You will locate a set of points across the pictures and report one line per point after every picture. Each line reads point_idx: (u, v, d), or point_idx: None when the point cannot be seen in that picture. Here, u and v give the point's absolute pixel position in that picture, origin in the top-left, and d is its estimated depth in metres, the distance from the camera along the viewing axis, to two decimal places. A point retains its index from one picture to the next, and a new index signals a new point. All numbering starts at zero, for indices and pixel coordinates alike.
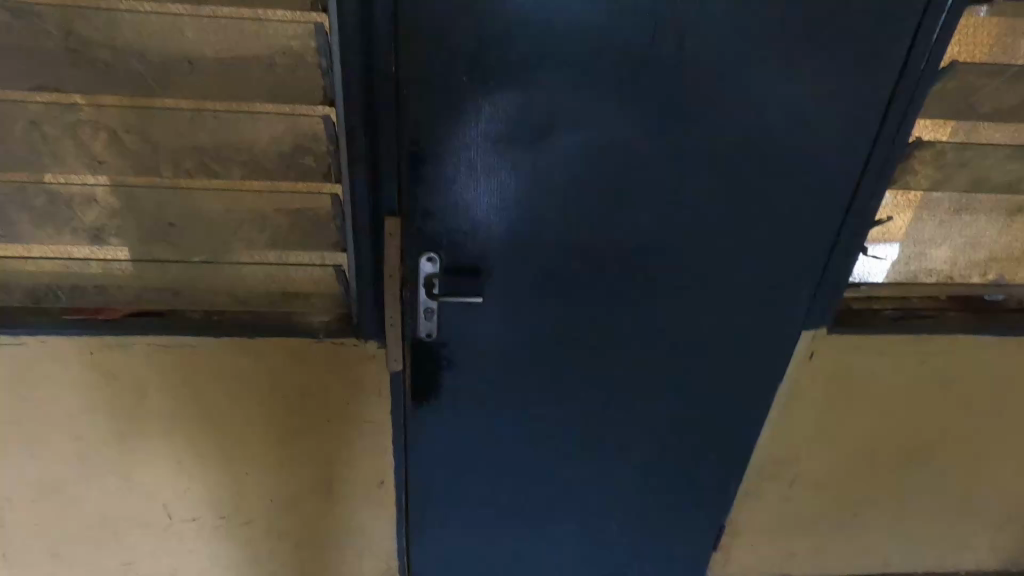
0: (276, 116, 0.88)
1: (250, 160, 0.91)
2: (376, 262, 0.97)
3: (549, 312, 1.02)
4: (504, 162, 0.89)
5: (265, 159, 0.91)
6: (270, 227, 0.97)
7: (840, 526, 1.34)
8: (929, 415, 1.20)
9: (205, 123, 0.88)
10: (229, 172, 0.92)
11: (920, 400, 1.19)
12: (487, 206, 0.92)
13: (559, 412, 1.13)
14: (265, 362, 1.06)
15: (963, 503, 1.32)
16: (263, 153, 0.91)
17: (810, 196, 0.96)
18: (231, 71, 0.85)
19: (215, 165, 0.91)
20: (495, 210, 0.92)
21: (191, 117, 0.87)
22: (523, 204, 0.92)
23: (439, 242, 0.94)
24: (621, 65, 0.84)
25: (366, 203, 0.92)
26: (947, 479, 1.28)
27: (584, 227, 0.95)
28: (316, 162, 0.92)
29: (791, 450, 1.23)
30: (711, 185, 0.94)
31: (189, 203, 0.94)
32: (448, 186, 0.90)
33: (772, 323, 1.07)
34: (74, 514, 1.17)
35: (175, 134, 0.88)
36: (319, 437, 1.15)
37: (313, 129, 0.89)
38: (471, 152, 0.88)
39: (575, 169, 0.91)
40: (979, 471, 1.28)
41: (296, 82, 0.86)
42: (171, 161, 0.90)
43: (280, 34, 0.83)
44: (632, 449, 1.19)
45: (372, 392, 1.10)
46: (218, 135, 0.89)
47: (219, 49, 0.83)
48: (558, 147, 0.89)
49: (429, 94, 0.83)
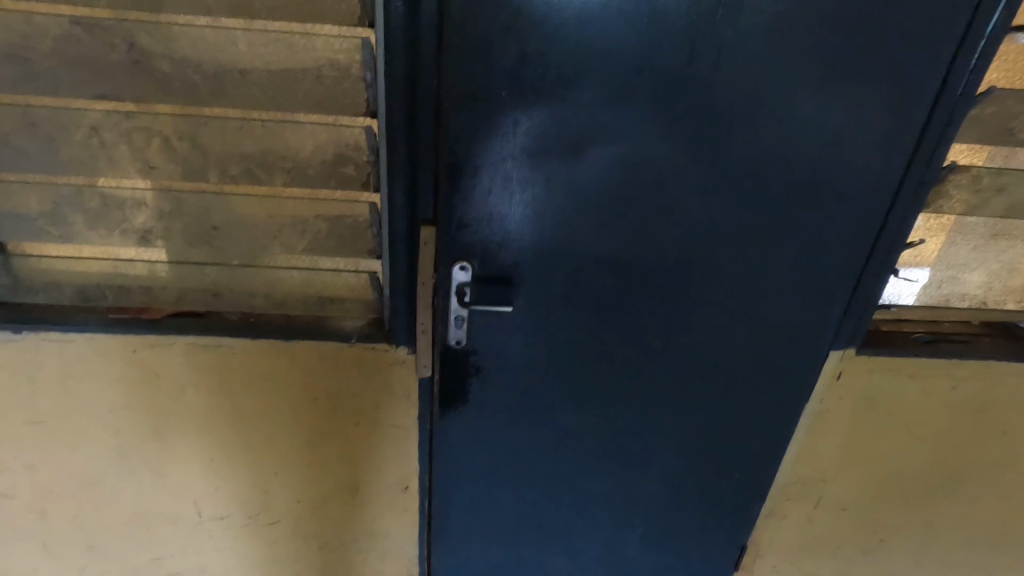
0: (320, 126, 0.91)
1: (293, 168, 0.94)
2: (411, 269, 1.00)
3: (578, 324, 1.04)
4: (538, 175, 0.91)
5: (308, 166, 0.94)
6: (310, 233, 1.00)
7: (867, 551, 1.32)
8: (960, 441, 1.19)
9: (253, 132, 0.92)
10: (273, 179, 0.95)
11: (951, 425, 1.17)
12: (521, 218, 0.93)
13: (584, 423, 1.14)
14: (299, 364, 1.09)
15: (996, 532, 1.29)
16: (306, 161, 0.94)
17: (844, 217, 0.96)
18: (280, 82, 0.88)
19: (260, 172, 0.94)
20: (528, 222, 0.94)
21: (240, 125, 0.91)
22: (555, 216, 0.94)
23: (474, 251, 0.96)
24: (659, 83, 0.86)
25: (404, 211, 0.95)
26: (978, 507, 1.26)
27: (616, 240, 0.97)
28: (356, 171, 0.94)
29: (817, 471, 1.22)
30: (744, 203, 0.95)
31: (232, 208, 0.98)
32: (484, 196, 0.92)
33: (803, 342, 1.07)
34: (109, 508, 1.20)
35: (224, 142, 0.92)
36: (348, 440, 1.17)
37: (356, 140, 0.92)
38: (507, 165, 0.90)
39: (608, 183, 0.92)
40: (1013, 500, 1.25)
41: (342, 94, 0.89)
42: (219, 167, 0.94)
43: (327, 48, 0.86)
44: (657, 464, 1.19)
45: (401, 397, 1.12)
46: (265, 143, 0.92)
47: (270, 61, 0.87)
48: (593, 161, 0.90)
49: (469, 107, 0.86)
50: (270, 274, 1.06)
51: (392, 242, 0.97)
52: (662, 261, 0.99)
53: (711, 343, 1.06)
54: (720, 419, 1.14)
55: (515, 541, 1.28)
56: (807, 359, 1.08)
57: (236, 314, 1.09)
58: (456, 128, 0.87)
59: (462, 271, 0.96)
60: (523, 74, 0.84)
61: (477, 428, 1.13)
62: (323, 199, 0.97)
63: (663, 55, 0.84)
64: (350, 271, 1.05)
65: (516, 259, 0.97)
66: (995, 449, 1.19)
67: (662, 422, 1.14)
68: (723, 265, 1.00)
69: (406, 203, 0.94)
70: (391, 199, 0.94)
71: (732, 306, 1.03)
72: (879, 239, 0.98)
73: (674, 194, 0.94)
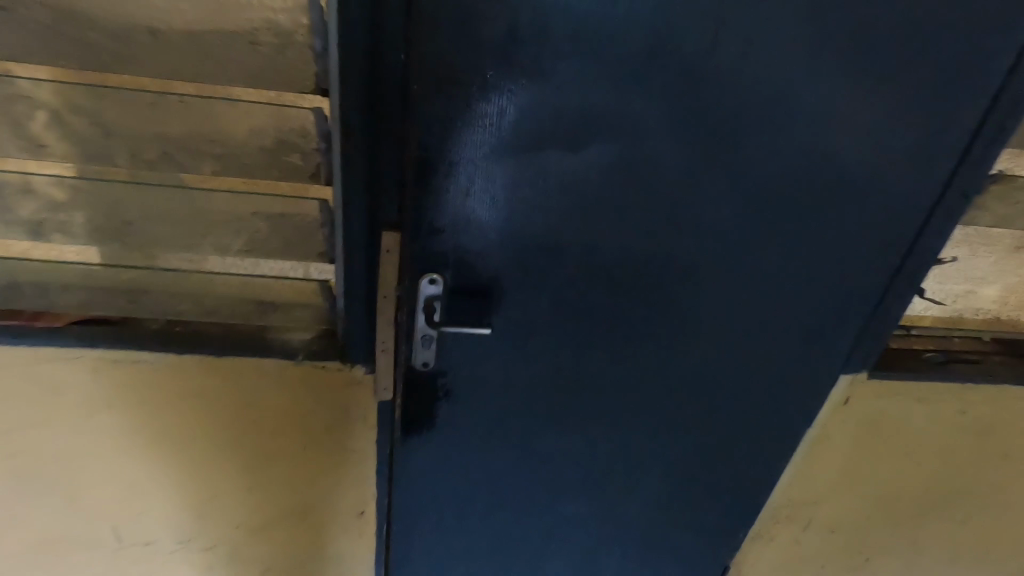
0: (258, 104, 0.74)
1: (224, 155, 0.76)
2: (370, 278, 0.84)
3: (565, 341, 0.91)
4: (526, 175, 0.76)
5: (244, 153, 0.76)
6: (247, 232, 0.82)
7: (851, 570, 1.25)
8: (959, 465, 1.12)
9: (172, 108, 0.73)
10: (200, 167, 0.76)
11: (952, 449, 1.10)
12: (503, 224, 0.79)
13: (565, 446, 1.02)
14: (236, 383, 0.93)
15: (982, 552, 1.24)
16: (243, 146, 0.75)
17: (869, 228, 0.84)
18: (205, 47, 0.69)
19: (183, 159, 0.76)
20: (512, 229, 0.79)
21: (155, 100, 0.73)
22: (543, 222, 0.80)
23: (446, 262, 0.80)
24: (673, 69, 0.71)
25: (363, 211, 0.78)
26: (968, 529, 1.20)
27: (612, 250, 0.83)
28: (303, 161, 0.77)
29: (809, 493, 1.14)
30: (760, 211, 0.82)
31: (148, 200, 0.80)
32: (461, 198, 0.76)
33: (810, 363, 0.96)
34: (9, 535, 1.03)
35: (136, 120, 0.74)
36: (295, 462, 1.02)
37: (302, 125, 0.75)
38: (489, 163, 0.74)
39: (606, 187, 0.78)
40: (1003, 522, 1.20)
41: (283, 66, 0.71)
42: (131, 151, 0.75)
43: (264, 6, 0.68)
44: (643, 487, 1.08)
45: (357, 420, 0.97)
46: (189, 123, 0.74)
47: (192, 17, 0.68)
48: (592, 161, 0.76)
49: (445, 90, 0.69)
50: (201, 277, 0.89)
51: (348, 246, 0.80)
52: (662, 274, 0.86)
53: (710, 362, 0.95)
54: (714, 441, 1.04)
55: (483, 564, 1.17)
56: (814, 379, 0.98)
57: (160, 323, 0.91)
58: (428, 116, 0.71)
59: (431, 284, 0.81)
60: (510, 51, 0.68)
61: (445, 452, 1.00)
62: (262, 193, 0.80)
63: (681, 33, 0.69)
64: (297, 277, 0.89)
65: (496, 271, 0.82)
66: (992, 472, 1.13)
67: (649, 444, 1.03)
68: (731, 279, 0.87)
69: (366, 202, 0.78)
70: (347, 196, 0.77)
71: (737, 322, 0.92)
72: (904, 254, 0.87)
73: (682, 199, 0.80)
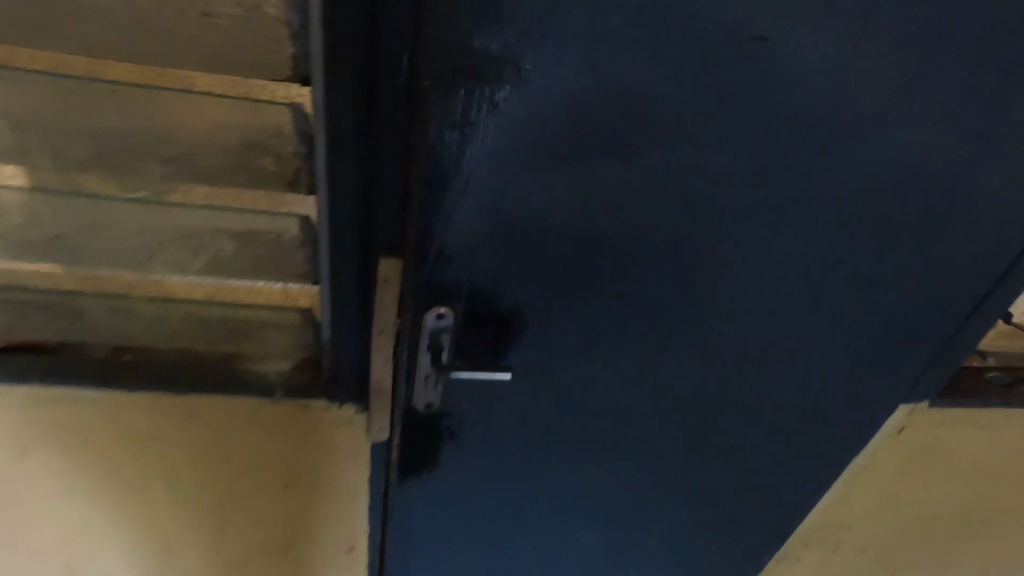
0: (225, 99, 0.61)
1: (178, 156, 0.61)
2: (364, 297, 0.69)
3: (596, 384, 0.76)
4: (566, 192, 0.57)
5: (205, 155, 0.61)
6: (208, 249, 0.67)
7: None
8: (1004, 485, 1.03)
9: (122, 103, 0.61)
10: (146, 170, 0.61)
11: (1000, 470, 1.01)
12: (533, 250, 0.61)
13: (584, 486, 0.88)
14: (196, 420, 0.78)
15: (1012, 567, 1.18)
16: (204, 147, 0.61)
17: (983, 266, 0.68)
18: (156, 22, 0.56)
19: (121, 159, 0.60)
20: (543, 256, 0.62)
21: (102, 94, 0.60)
22: (584, 248, 0.62)
23: (459, 295, 0.64)
24: (781, 76, 0.51)
25: (353, 223, 0.62)
26: (1002, 547, 1.13)
27: (667, 288, 0.66)
28: (277, 164, 0.61)
29: (844, 516, 1.04)
30: (858, 244, 0.64)
31: (89, 212, 0.66)
32: (480, 221, 0.58)
33: (871, 398, 0.83)
34: None
35: (72, 113, 0.60)
36: (265, 515, 0.85)
37: (280, 126, 0.62)
38: (521, 181, 0.56)
39: (670, 214, 0.60)
40: None
41: (252, 45, 0.57)
42: (56, 148, 0.59)
43: None
44: (671, 522, 0.97)
45: (344, 460, 0.82)
46: (139, 120, 0.61)
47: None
48: (654, 175, 0.57)
49: (467, 91, 0.49)
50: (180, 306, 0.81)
51: (334, 262, 0.65)
52: (724, 315, 0.70)
53: (763, 403, 0.81)
54: (755, 479, 0.92)
55: None
56: (873, 416, 0.86)
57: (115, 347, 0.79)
58: (439, 125, 0.51)
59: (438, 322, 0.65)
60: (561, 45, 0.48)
61: (445, 496, 0.85)
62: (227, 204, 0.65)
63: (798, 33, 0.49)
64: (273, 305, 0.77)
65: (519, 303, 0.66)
66: None
67: (680, 480, 0.91)
68: (801, 314, 0.70)
69: (357, 211, 0.62)
70: (333, 206, 0.61)
71: (801, 362, 0.76)
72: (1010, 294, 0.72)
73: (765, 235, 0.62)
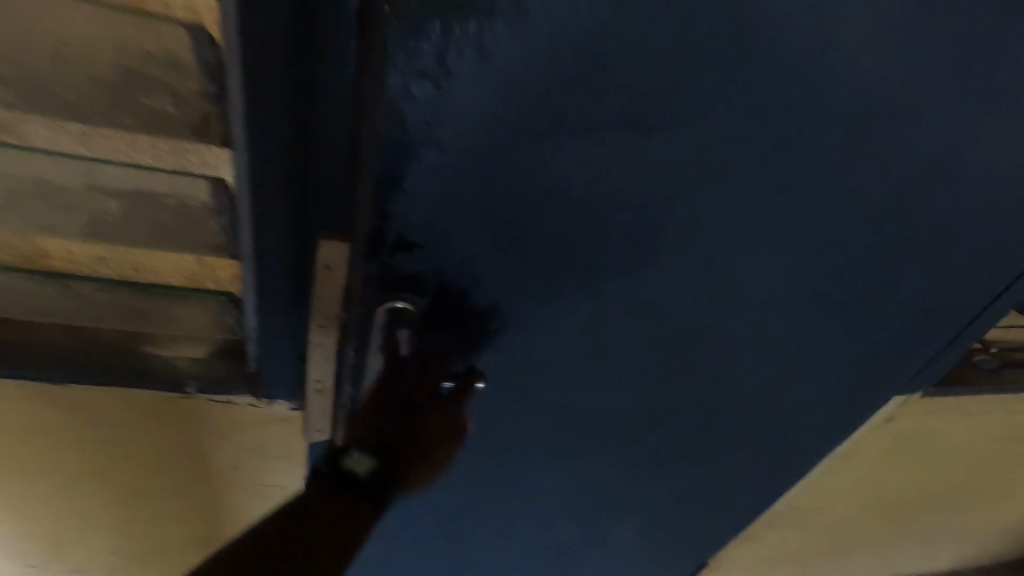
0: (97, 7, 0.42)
1: (18, 84, 0.42)
2: (298, 281, 0.54)
3: (579, 379, 0.65)
4: (571, 169, 0.44)
5: (67, 84, 0.43)
6: (90, 213, 0.50)
7: (826, 552, 1.20)
8: (969, 466, 1.03)
9: None
10: None
11: (968, 452, 1.00)
12: (522, 236, 0.48)
13: (554, 478, 0.80)
14: (85, 415, 0.63)
15: (948, 525, 1.23)
16: (65, 73, 0.43)
17: (1005, 257, 0.62)
18: None
19: None
20: (533, 244, 0.49)
21: None
22: (585, 235, 0.49)
23: (424, 288, 0.50)
24: (861, 33, 0.39)
25: (284, 192, 0.47)
26: (944, 511, 1.17)
27: (678, 277, 0.56)
28: (177, 104, 0.44)
29: (814, 502, 1.00)
30: (888, 236, 0.56)
31: None
32: (454, 200, 0.44)
33: (864, 394, 0.77)
34: None
35: None
36: (183, 509, 0.74)
37: (172, 55, 0.44)
38: (514, 152, 0.41)
39: (693, 197, 0.48)
40: (977, 501, 1.17)
41: None
42: None
43: None
44: (642, 510, 0.91)
45: (277, 457, 0.70)
46: None
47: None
48: (683, 152, 0.44)
49: (445, 27, 0.34)
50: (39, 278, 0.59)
51: (258, 243, 0.50)
52: (735, 308, 0.60)
53: (756, 397, 0.74)
54: (733, 469, 0.86)
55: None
56: (863, 411, 0.80)
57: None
58: (403, 73, 0.35)
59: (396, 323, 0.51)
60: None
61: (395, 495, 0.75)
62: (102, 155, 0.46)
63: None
64: (185, 287, 0.61)
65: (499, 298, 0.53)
66: (993, 468, 1.06)
67: (656, 472, 0.83)
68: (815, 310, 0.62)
69: (288, 179, 0.47)
70: (253, 170, 0.45)
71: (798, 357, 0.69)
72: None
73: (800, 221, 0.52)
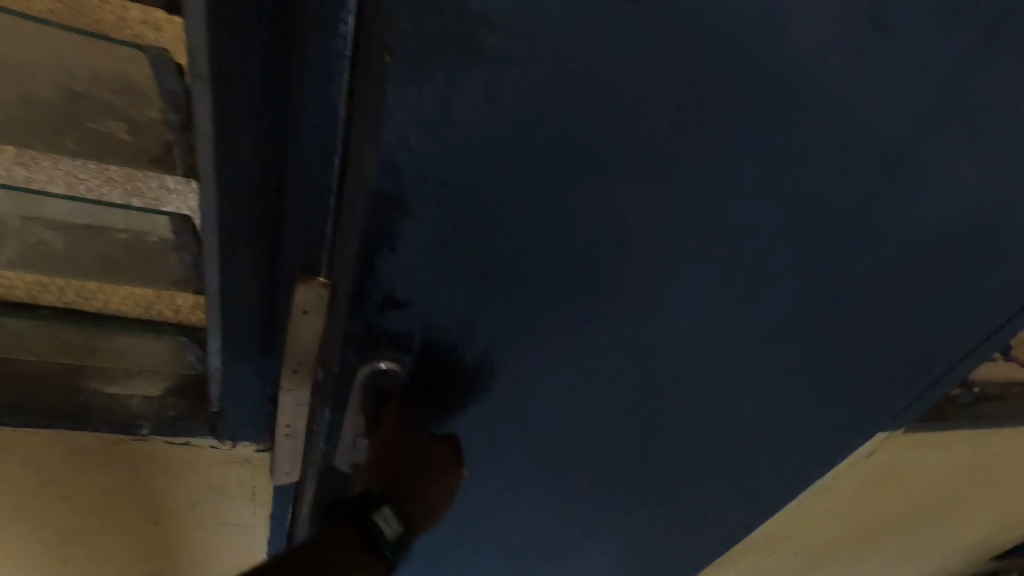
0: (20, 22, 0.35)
1: None
2: (267, 324, 0.50)
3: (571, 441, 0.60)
4: (583, 229, 0.39)
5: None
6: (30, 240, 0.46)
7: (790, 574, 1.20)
8: (936, 497, 1.03)
9: None
10: None
11: (941, 485, 0.99)
12: (524, 299, 0.43)
13: (531, 533, 0.75)
14: (17, 459, 0.55)
15: (909, 548, 1.24)
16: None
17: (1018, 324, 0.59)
18: None
19: None
20: (536, 308, 0.44)
21: None
22: (589, 299, 0.44)
23: (410, 347, 0.44)
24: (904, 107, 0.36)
25: (258, 230, 0.42)
26: (907, 537, 1.18)
27: (689, 342, 0.51)
28: (135, 137, 0.39)
29: (785, 529, 0.99)
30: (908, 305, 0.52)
31: None
32: (450, 258, 0.38)
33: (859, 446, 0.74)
34: None
35: None
36: (135, 549, 0.67)
37: None
38: (521, 210, 0.36)
39: (716, 265, 0.43)
40: (939, 529, 1.19)
41: None
42: None
43: None
44: (621, 557, 0.87)
45: (239, 496, 0.65)
46: None
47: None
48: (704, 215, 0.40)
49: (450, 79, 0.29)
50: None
51: (224, 276, 0.45)
52: (742, 372, 0.56)
53: (755, 457, 0.69)
54: (720, 520, 0.83)
55: None
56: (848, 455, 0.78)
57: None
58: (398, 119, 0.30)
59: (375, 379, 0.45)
60: (619, 16, 0.28)
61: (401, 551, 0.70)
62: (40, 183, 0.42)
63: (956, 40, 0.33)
64: (139, 316, 0.56)
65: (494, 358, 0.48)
66: (958, 499, 1.07)
67: (639, 524, 0.79)
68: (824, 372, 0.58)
69: (259, 214, 0.42)
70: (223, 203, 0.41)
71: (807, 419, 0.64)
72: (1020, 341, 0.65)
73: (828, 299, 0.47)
